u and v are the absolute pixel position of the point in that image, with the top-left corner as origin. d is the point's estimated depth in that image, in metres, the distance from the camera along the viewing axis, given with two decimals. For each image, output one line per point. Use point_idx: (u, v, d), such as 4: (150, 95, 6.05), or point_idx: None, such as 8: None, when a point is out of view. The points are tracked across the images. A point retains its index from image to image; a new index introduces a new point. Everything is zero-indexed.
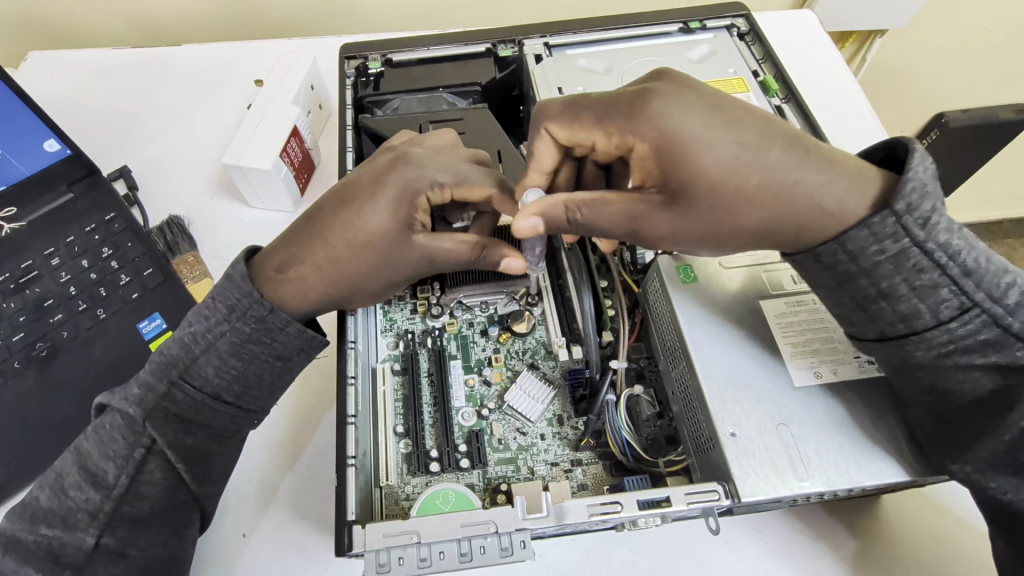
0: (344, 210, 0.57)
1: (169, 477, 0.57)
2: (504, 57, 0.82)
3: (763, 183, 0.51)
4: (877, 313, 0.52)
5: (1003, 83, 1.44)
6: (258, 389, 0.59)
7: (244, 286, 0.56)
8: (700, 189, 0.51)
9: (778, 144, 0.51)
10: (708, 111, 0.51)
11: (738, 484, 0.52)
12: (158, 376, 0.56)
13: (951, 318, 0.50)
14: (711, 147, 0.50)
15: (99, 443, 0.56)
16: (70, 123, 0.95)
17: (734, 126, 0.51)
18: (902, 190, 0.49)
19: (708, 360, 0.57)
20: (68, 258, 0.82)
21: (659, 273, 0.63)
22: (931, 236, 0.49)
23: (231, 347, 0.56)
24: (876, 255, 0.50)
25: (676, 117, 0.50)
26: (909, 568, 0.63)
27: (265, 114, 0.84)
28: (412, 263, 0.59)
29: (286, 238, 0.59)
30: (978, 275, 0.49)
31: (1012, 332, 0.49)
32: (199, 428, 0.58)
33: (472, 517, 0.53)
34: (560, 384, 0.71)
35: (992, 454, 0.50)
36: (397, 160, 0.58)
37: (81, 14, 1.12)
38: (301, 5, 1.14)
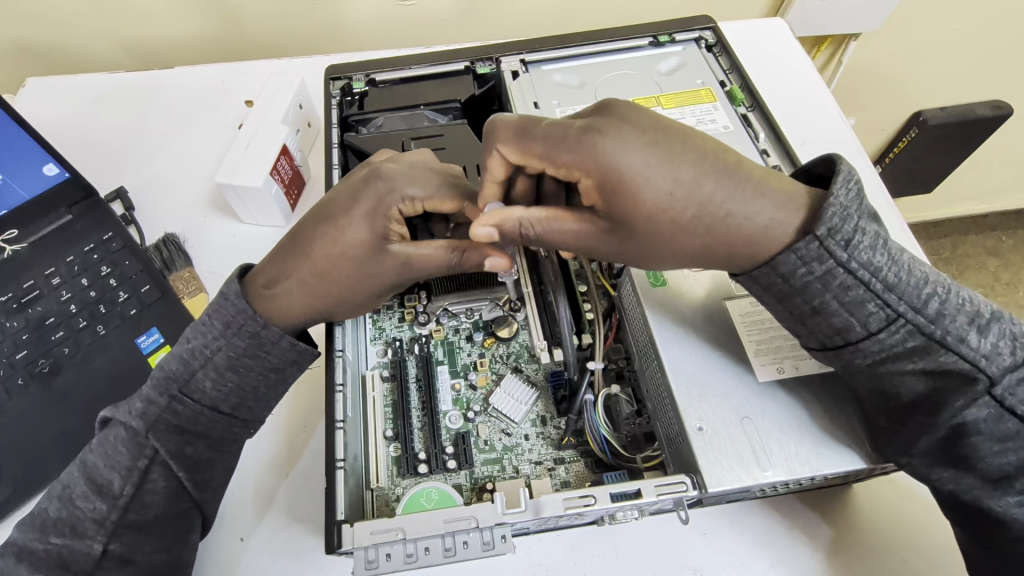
0: (324, 226, 0.60)
1: (171, 485, 0.60)
2: (482, 74, 0.85)
3: (698, 214, 0.53)
4: (813, 328, 0.56)
5: (975, 79, 1.49)
6: (254, 398, 0.62)
7: (238, 304, 0.60)
8: (639, 221, 0.53)
9: (713, 177, 0.53)
10: (649, 148, 0.52)
11: (705, 476, 0.54)
12: (158, 391, 0.59)
13: (879, 329, 0.53)
14: (649, 184, 0.52)
15: (104, 456, 0.59)
16: (69, 146, 0.99)
17: (673, 162, 0.52)
18: (823, 216, 0.52)
19: (677, 358, 0.60)
20: (69, 277, 0.85)
21: (631, 280, 0.66)
22: (853, 256, 0.52)
23: (227, 361, 0.60)
24: (806, 276, 0.54)
25: (618, 153, 0.51)
26: (874, 547, 0.67)
27: (255, 134, 0.87)
28: (390, 272, 0.62)
29: (273, 254, 0.62)
30: (900, 288, 0.53)
31: (935, 340, 0.52)
32: (199, 438, 0.61)
33: (454, 513, 0.56)
34: (543, 386, 0.74)
35: (934, 447, 0.53)
36: (372, 176, 0.61)
37: (79, 37, 1.16)
38: (291, 26, 1.19)
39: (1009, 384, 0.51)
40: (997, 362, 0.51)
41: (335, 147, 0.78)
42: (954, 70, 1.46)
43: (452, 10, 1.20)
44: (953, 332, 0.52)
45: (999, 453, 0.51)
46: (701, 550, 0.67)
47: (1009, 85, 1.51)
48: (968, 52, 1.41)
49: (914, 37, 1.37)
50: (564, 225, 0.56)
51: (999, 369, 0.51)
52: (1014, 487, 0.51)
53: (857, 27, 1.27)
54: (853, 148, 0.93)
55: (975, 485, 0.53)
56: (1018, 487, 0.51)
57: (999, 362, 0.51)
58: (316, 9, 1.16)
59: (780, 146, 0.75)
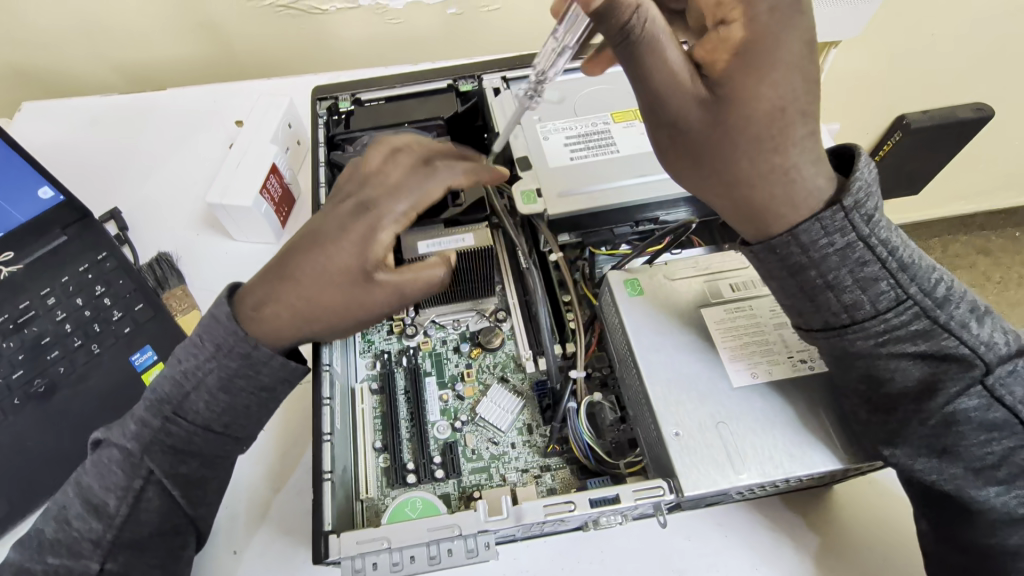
0: (315, 253, 0.62)
1: (165, 503, 0.62)
2: (465, 91, 0.88)
3: (778, 137, 0.53)
4: (821, 304, 0.55)
5: (955, 82, 1.51)
6: (245, 417, 0.63)
7: (228, 326, 0.60)
8: (737, 103, 0.53)
9: (808, 129, 0.54)
10: (805, 60, 0.53)
11: (681, 479, 0.56)
12: (152, 413, 0.61)
13: (887, 309, 0.53)
14: (777, 81, 0.52)
15: (98, 477, 0.60)
16: (64, 169, 1.01)
17: (807, 85, 0.53)
18: (852, 189, 0.52)
19: (655, 366, 0.62)
20: (64, 297, 0.86)
21: (609, 285, 0.67)
22: (874, 232, 0.53)
23: (218, 382, 0.60)
24: (826, 248, 0.53)
25: (783, 39, 0.52)
26: (858, 551, 0.68)
27: (245, 153, 0.90)
28: (378, 302, 0.62)
29: (261, 276, 0.63)
30: (912, 270, 0.53)
31: (940, 324, 0.52)
32: (192, 456, 0.62)
33: (436, 522, 0.56)
34: (528, 395, 0.76)
35: (920, 438, 0.54)
36: (362, 209, 0.63)
37: (74, 62, 1.19)
38: (282, 46, 1.22)
39: (1002, 374, 0.52)
40: (994, 351, 0.52)
41: (321, 166, 0.81)
42: (935, 74, 1.48)
43: (439, 27, 1.23)
44: (956, 318, 0.53)
45: (984, 442, 0.52)
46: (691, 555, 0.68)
47: (990, 87, 1.53)
48: (947, 58, 1.44)
49: (894, 45, 1.40)
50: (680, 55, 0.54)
51: (995, 357, 0.52)
52: (995, 476, 0.52)
53: (838, 35, 1.29)
54: None
55: (957, 475, 0.53)
56: (1000, 476, 0.52)
57: (996, 350, 0.52)
58: (307, 29, 1.19)
59: None
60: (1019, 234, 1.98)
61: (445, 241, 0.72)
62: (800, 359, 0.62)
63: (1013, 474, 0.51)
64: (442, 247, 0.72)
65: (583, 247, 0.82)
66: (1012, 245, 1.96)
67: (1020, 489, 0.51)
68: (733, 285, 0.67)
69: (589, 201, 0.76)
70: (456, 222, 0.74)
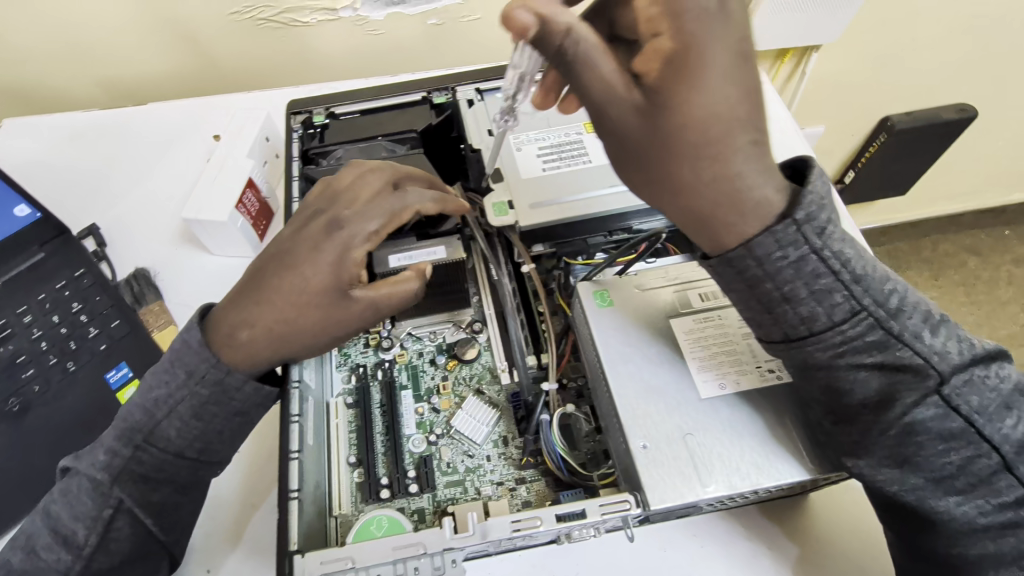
0: (287, 274, 0.62)
1: (138, 531, 0.60)
2: (439, 104, 0.88)
3: (719, 146, 0.50)
4: (779, 316, 0.55)
5: (939, 84, 1.51)
6: (219, 442, 0.61)
7: (201, 352, 0.59)
8: (672, 114, 0.50)
9: (751, 132, 0.50)
10: (738, 59, 0.49)
11: (648, 494, 0.56)
12: (122, 442, 0.58)
13: (844, 320, 0.53)
14: (710, 86, 0.49)
15: (68, 507, 0.58)
16: (43, 186, 1.01)
17: (744, 84, 0.50)
18: (802, 202, 0.52)
19: (622, 379, 0.61)
20: (41, 314, 0.85)
21: (579, 296, 0.67)
22: (827, 244, 0.52)
23: (191, 410, 0.59)
24: (780, 261, 0.52)
25: (712, 39, 0.48)
26: (834, 560, 0.67)
27: (221, 168, 0.90)
28: (355, 317, 0.63)
29: (233, 298, 0.63)
30: (866, 281, 0.53)
31: (894, 335, 0.53)
32: (164, 484, 0.60)
33: (401, 540, 0.57)
34: (504, 406, 0.75)
35: (881, 449, 0.54)
36: (333, 226, 0.63)
37: (54, 78, 1.19)
38: (263, 59, 1.22)
39: (956, 384, 0.52)
40: (948, 361, 0.52)
41: (296, 181, 0.81)
42: (920, 76, 1.48)
43: (419, 38, 1.24)
44: (909, 328, 0.53)
45: (944, 452, 0.52)
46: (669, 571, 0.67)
47: (975, 88, 1.53)
48: (928, 61, 1.44)
49: (876, 49, 1.40)
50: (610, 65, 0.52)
51: (949, 367, 0.52)
52: (954, 486, 0.52)
53: (817, 40, 1.30)
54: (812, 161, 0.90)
55: (919, 485, 0.53)
56: (958, 486, 0.52)
57: (949, 360, 0.52)
58: (287, 41, 1.19)
59: None
60: (1008, 233, 1.98)
61: (416, 254, 0.72)
62: (769, 368, 0.62)
63: (971, 484, 0.52)
64: (411, 260, 0.72)
65: (558, 256, 0.82)
66: (1001, 243, 1.96)
67: (977, 499, 0.52)
68: (703, 294, 0.67)
69: (558, 212, 0.76)
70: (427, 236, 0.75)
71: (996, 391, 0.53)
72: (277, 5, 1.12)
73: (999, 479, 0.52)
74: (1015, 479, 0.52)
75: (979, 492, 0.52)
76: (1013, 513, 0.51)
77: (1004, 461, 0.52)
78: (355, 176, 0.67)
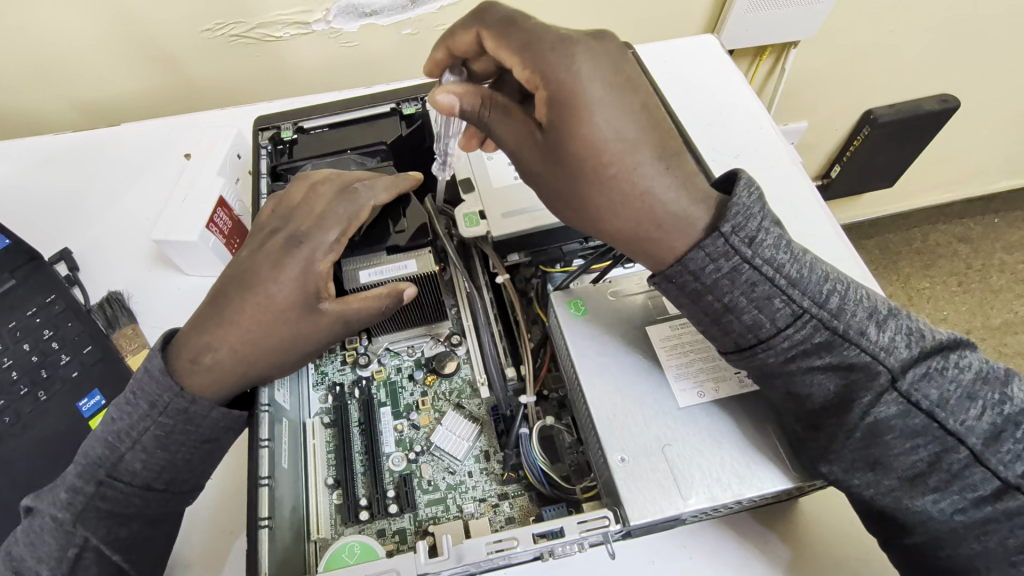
0: (249, 294, 0.61)
1: (107, 569, 0.57)
2: (408, 115, 0.87)
3: (623, 170, 0.54)
4: (727, 328, 0.56)
5: (918, 76, 1.51)
6: (188, 471, 0.60)
7: (164, 381, 0.57)
8: (572, 149, 0.55)
9: (651, 149, 0.55)
10: (615, 91, 0.54)
11: (627, 509, 0.55)
12: (84, 478, 0.56)
13: (787, 325, 0.54)
14: (598, 118, 0.54)
15: (30, 547, 0.55)
16: (14, 211, 0.99)
17: (630, 110, 0.54)
18: (728, 214, 0.53)
19: (598, 393, 0.60)
20: (12, 343, 0.84)
21: (552, 309, 0.66)
22: (758, 252, 0.53)
23: (156, 440, 0.57)
24: (715, 273, 0.54)
25: (585, 79, 0.54)
26: (826, 565, 0.65)
27: (191, 188, 0.88)
28: (324, 330, 0.62)
29: (193, 328, 0.61)
30: (803, 284, 0.53)
31: (839, 334, 0.52)
32: (132, 518, 0.58)
33: (372, 569, 0.55)
34: (484, 420, 0.74)
35: (851, 451, 0.53)
36: (293, 242, 0.62)
37: (27, 102, 1.17)
38: (238, 75, 1.21)
39: (911, 378, 0.51)
40: (896, 356, 0.52)
41: (264, 197, 0.80)
42: (900, 67, 1.48)
43: (394, 47, 1.22)
44: (854, 326, 0.52)
45: (911, 449, 0.51)
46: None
47: (954, 79, 1.53)
48: (911, 52, 1.43)
49: (856, 42, 1.39)
50: (510, 126, 0.61)
51: (898, 361, 0.52)
52: (928, 485, 0.51)
53: (796, 36, 1.29)
54: (785, 158, 0.89)
55: (893, 486, 0.52)
56: (932, 484, 0.51)
57: (897, 355, 0.52)
58: (261, 57, 1.18)
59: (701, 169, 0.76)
60: (998, 220, 1.97)
61: (388, 269, 0.70)
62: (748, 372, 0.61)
63: (944, 480, 0.51)
64: (384, 275, 0.70)
65: (535, 265, 0.83)
66: (991, 231, 1.96)
67: (954, 494, 0.51)
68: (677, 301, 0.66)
69: (531, 220, 0.75)
70: (400, 248, 0.72)
71: (956, 382, 0.52)
72: (249, 20, 1.10)
73: (972, 473, 0.50)
74: (988, 471, 0.50)
75: (956, 488, 0.51)
76: (991, 507, 0.50)
77: (973, 453, 0.50)
78: (313, 186, 0.66)
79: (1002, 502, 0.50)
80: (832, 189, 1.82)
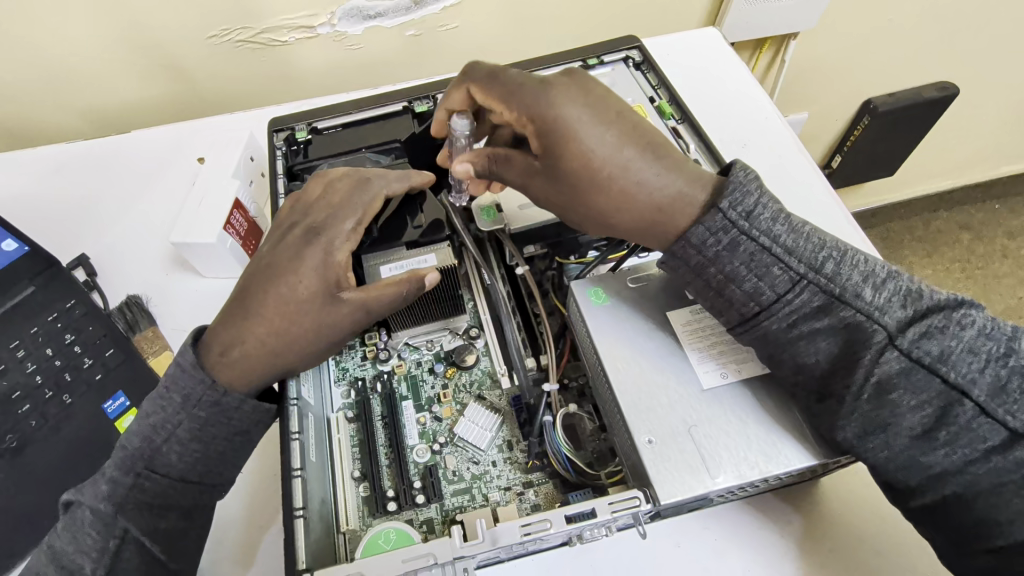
0: (271, 287, 0.62)
1: (145, 561, 0.57)
2: (421, 112, 0.88)
3: (617, 173, 0.59)
4: (730, 298, 0.59)
5: (919, 64, 1.52)
6: (222, 464, 0.61)
7: (197, 374, 0.59)
8: (568, 166, 0.59)
9: (636, 145, 0.60)
10: (590, 107, 0.60)
11: (656, 489, 0.56)
12: (123, 470, 0.57)
13: (787, 291, 0.56)
14: (584, 133, 0.59)
15: (72, 541, 0.56)
16: (29, 220, 1.00)
17: (609, 120, 0.60)
18: (725, 190, 0.57)
19: (622, 376, 0.61)
20: (34, 348, 0.83)
21: (574, 297, 0.67)
22: (754, 225, 0.57)
23: (191, 432, 0.58)
24: (715, 246, 0.58)
25: (561, 106, 0.59)
26: (840, 535, 0.67)
27: (207, 190, 0.89)
28: (347, 318, 0.63)
29: (220, 323, 0.62)
30: (799, 252, 0.56)
31: (836, 297, 0.55)
32: (170, 510, 0.59)
33: (411, 552, 0.56)
34: (506, 410, 0.75)
35: (863, 415, 0.54)
36: (311, 234, 0.63)
37: (36, 112, 1.18)
38: (245, 81, 1.22)
39: (910, 337, 0.53)
40: (891, 315, 0.53)
41: (282, 198, 0.80)
42: (901, 54, 1.49)
43: (398, 48, 1.24)
44: (849, 287, 0.54)
45: (917, 407, 0.52)
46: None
47: (954, 66, 1.54)
48: (910, 41, 1.45)
49: (856, 32, 1.40)
50: (512, 162, 0.65)
51: (894, 320, 0.53)
52: (939, 439, 0.52)
53: (797, 27, 1.30)
54: (792, 147, 0.90)
55: (905, 446, 0.53)
56: (941, 439, 0.52)
57: (892, 315, 0.54)
58: (268, 62, 1.19)
59: (710, 155, 0.77)
60: (998, 206, 1.98)
61: (407, 263, 0.71)
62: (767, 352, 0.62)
63: (955, 435, 0.51)
64: (403, 270, 0.70)
65: (551, 257, 0.84)
66: (992, 217, 1.97)
67: (964, 447, 0.51)
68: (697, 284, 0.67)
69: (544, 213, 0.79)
70: (417, 243, 0.73)
71: (959, 338, 0.52)
72: (256, 26, 1.12)
73: (979, 424, 0.51)
74: (995, 422, 0.51)
75: (963, 441, 0.51)
76: (1000, 458, 0.51)
77: (979, 406, 0.51)
78: (331, 180, 0.68)
79: (1013, 452, 0.50)
80: (834, 179, 1.83)
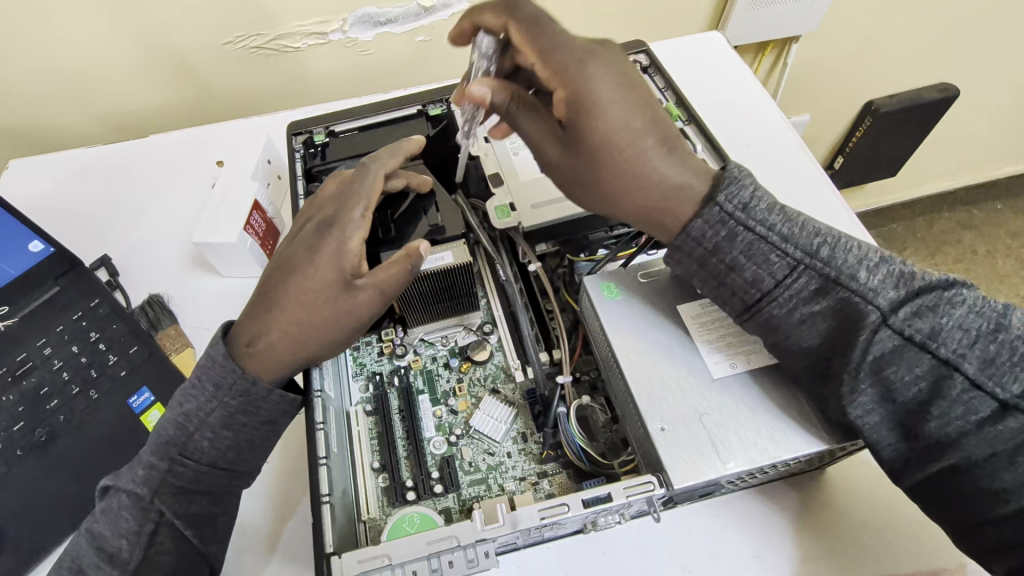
0: (292, 281, 0.64)
1: (179, 544, 0.60)
2: (435, 115, 0.90)
3: (632, 155, 0.61)
4: (732, 288, 0.61)
5: (920, 65, 1.55)
6: (251, 451, 0.63)
7: (226, 365, 0.61)
8: (586, 140, 0.61)
9: (653, 134, 0.62)
10: (620, 86, 0.61)
11: (669, 474, 0.58)
12: (159, 455, 0.60)
13: (785, 277, 0.58)
14: (606, 110, 0.60)
15: (110, 525, 0.59)
16: (52, 222, 1.02)
17: (632, 101, 0.61)
18: (722, 186, 0.61)
19: (634, 366, 0.63)
20: (61, 345, 0.86)
21: (586, 291, 0.69)
22: (751, 216, 0.59)
23: (223, 420, 0.61)
24: (716, 237, 0.60)
25: (593, 80, 0.60)
26: (846, 521, 0.69)
27: (227, 193, 0.92)
28: (364, 305, 0.64)
29: (245, 319, 0.65)
30: (795, 239, 0.58)
31: (833, 279, 0.57)
32: (202, 495, 0.61)
33: (435, 535, 0.59)
34: (520, 403, 0.77)
35: (866, 394, 0.56)
36: (324, 227, 0.65)
37: (56, 117, 1.21)
38: (259, 86, 1.25)
39: (903, 316, 0.55)
40: (884, 296, 0.55)
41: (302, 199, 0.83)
42: (902, 56, 1.51)
43: (408, 54, 1.27)
44: (844, 271, 0.57)
45: (912, 381, 0.54)
46: (704, 561, 0.67)
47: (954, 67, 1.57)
48: (910, 43, 1.47)
49: (856, 35, 1.43)
50: (533, 122, 0.65)
51: (886, 302, 0.55)
52: (931, 414, 0.54)
53: (799, 29, 1.32)
54: (795, 146, 0.93)
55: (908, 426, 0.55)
56: (935, 412, 0.53)
57: (885, 296, 0.55)
58: (281, 67, 1.22)
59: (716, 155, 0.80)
60: (1001, 205, 2.00)
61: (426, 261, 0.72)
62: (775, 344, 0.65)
63: (948, 408, 0.53)
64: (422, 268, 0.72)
65: (562, 255, 0.88)
66: (994, 215, 1.98)
67: (956, 419, 0.53)
68: None
69: (555, 212, 0.79)
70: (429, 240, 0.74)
71: (948, 317, 0.54)
72: (270, 32, 1.15)
73: (969, 396, 0.53)
74: (985, 394, 0.52)
75: (959, 411, 0.53)
76: (994, 427, 0.52)
77: (971, 379, 0.53)
78: (345, 177, 0.70)
79: (1003, 423, 0.52)
80: (836, 179, 1.85)
